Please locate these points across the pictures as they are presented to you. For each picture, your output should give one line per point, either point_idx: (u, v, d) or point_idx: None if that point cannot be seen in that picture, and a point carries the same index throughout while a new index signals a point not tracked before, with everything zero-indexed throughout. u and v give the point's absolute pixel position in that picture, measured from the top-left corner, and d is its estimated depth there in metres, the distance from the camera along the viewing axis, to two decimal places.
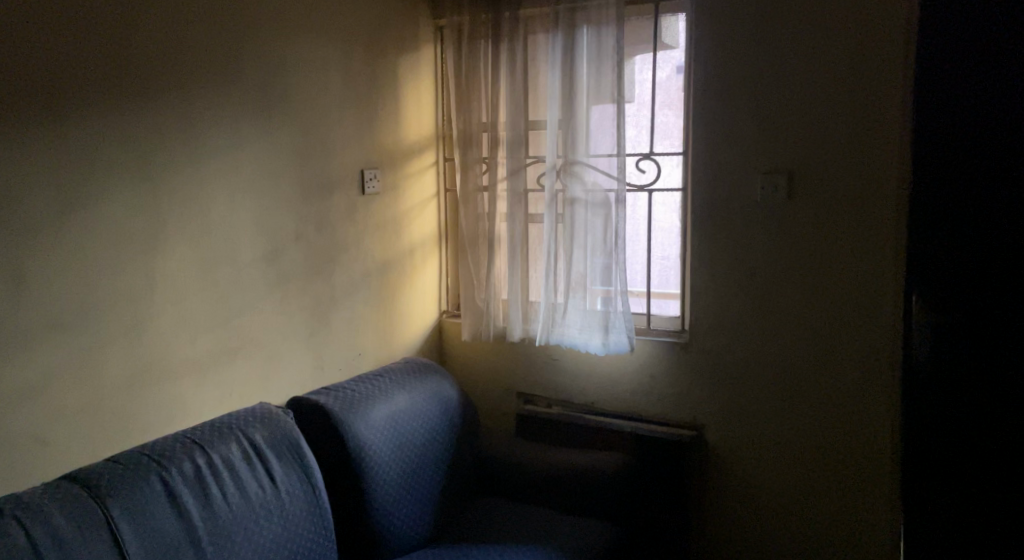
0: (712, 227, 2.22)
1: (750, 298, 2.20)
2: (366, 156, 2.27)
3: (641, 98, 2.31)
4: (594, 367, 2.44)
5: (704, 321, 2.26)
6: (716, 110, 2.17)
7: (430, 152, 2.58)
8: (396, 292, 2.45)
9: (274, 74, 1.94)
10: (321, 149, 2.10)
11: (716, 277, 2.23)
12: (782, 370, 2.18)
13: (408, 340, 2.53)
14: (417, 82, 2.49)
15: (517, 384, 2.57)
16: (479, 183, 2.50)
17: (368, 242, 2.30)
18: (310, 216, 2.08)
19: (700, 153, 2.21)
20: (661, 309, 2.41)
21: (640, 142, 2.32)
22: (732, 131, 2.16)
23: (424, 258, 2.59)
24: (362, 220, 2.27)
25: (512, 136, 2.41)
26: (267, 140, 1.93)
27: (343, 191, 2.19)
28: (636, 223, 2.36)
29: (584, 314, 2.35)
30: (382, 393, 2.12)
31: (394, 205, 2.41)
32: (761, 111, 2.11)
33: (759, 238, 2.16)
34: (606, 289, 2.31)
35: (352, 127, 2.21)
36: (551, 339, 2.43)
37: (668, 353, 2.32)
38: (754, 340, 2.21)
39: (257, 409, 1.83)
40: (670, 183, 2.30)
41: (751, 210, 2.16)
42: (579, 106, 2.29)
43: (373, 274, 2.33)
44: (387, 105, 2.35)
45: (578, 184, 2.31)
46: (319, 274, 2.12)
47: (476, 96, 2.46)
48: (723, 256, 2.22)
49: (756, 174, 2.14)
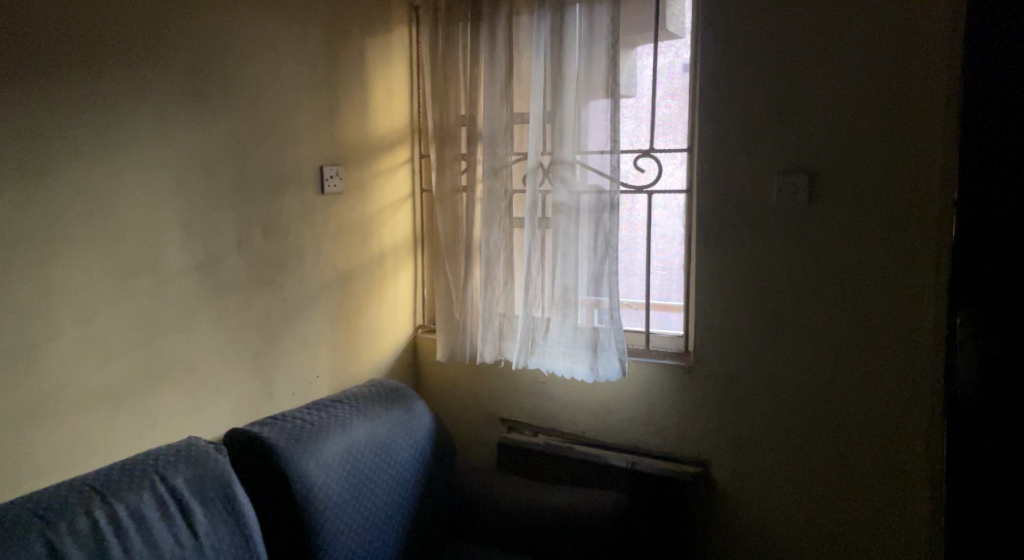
0: (721, 234, 1.93)
1: (763, 317, 1.91)
2: (326, 152, 2.01)
3: (639, 86, 2.03)
4: (585, 392, 2.15)
5: (711, 342, 1.97)
6: (726, 100, 1.89)
7: (405, 148, 2.31)
8: (362, 305, 2.17)
9: (209, 55, 1.67)
10: (269, 143, 1.83)
11: (724, 291, 1.95)
12: (798, 400, 1.89)
13: (375, 359, 2.25)
14: (388, 70, 2.21)
15: (498, 409, 2.29)
16: (458, 183, 2.24)
17: (327, 250, 2.03)
18: (256, 219, 1.81)
19: (706, 149, 1.92)
20: (661, 326, 2.13)
21: (640, 137, 2.04)
22: (745, 125, 1.87)
23: (397, 266, 2.32)
24: (321, 223, 2.00)
25: (493, 129, 2.14)
26: (201, 132, 1.66)
27: (298, 190, 1.92)
28: (634, 228, 2.07)
29: (572, 331, 2.09)
30: (337, 424, 1.84)
31: (361, 208, 2.14)
32: (779, 101, 1.83)
33: (775, 247, 1.87)
34: (595, 300, 2.04)
35: (308, 119, 1.94)
36: (535, 360, 2.16)
37: (669, 377, 2.04)
38: (768, 366, 1.92)
39: (183, 448, 1.56)
40: (672, 183, 2.02)
41: (765, 215, 1.87)
42: (567, 96, 2.02)
43: (333, 286, 2.06)
44: (352, 93, 2.08)
45: (566, 184, 2.04)
46: (266, 286, 1.85)
47: (453, 85, 2.20)
48: (732, 267, 1.93)
49: (771, 173, 1.85)
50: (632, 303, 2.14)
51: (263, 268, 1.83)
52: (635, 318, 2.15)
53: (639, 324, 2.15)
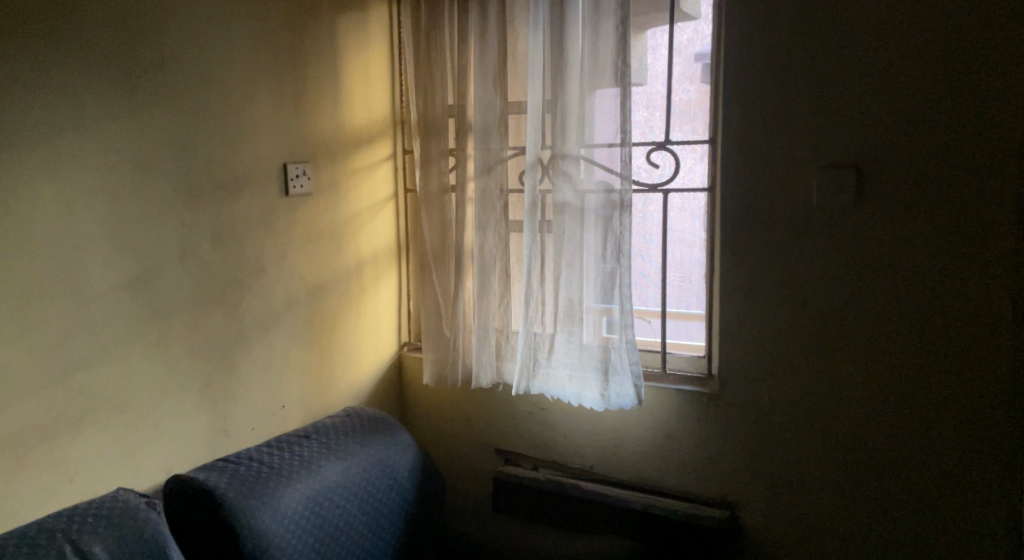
0: (749, 239, 1.65)
1: (800, 337, 1.63)
2: (290, 147, 1.74)
3: (652, 69, 1.74)
4: (592, 422, 1.88)
5: (739, 365, 1.69)
6: (756, 82, 1.60)
7: (386, 143, 2.04)
8: (336, 323, 1.90)
9: (140, 32, 1.40)
10: (220, 137, 1.56)
11: (753, 306, 1.67)
12: (842, 435, 1.61)
13: (353, 383, 1.98)
14: (363, 54, 1.94)
15: (493, 439, 2.02)
16: (445, 182, 1.97)
17: (293, 262, 1.76)
18: (204, 227, 1.54)
19: (731, 140, 1.64)
20: (679, 344, 1.85)
21: (654, 128, 1.75)
22: (778, 112, 1.59)
23: (378, 277, 2.04)
24: (285, 230, 1.73)
25: (485, 119, 1.86)
26: (132, 124, 1.39)
27: (257, 192, 1.66)
28: (648, 233, 1.79)
29: (578, 351, 1.81)
30: (302, 465, 1.58)
31: (334, 212, 1.87)
32: (819, 83, 1.54)
33: (813, 256, 1.59)
34: (605, 307, 1.76)
35: (269, 109, 1.68)
36: (535, 385, 1.88)
37: (689, 406, 1.76)
38: (806, 395, 1.64)
39: (107, 503, 1.29)
40: (691, 181, 1.74)
41: (802, 218, 1.59)
42: (569, 81, 1.74)
43: (301, 302, 1.79)
44: (320, 81, 1.81)
45: (568, 182, 1.77)
46: (219, 304, 1.58)
47: (438, 71, 1.93)
48: (762, 278, 1.65)
49: (809, 169, 1.57)
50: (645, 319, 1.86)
51: (215, 284, 1.57)
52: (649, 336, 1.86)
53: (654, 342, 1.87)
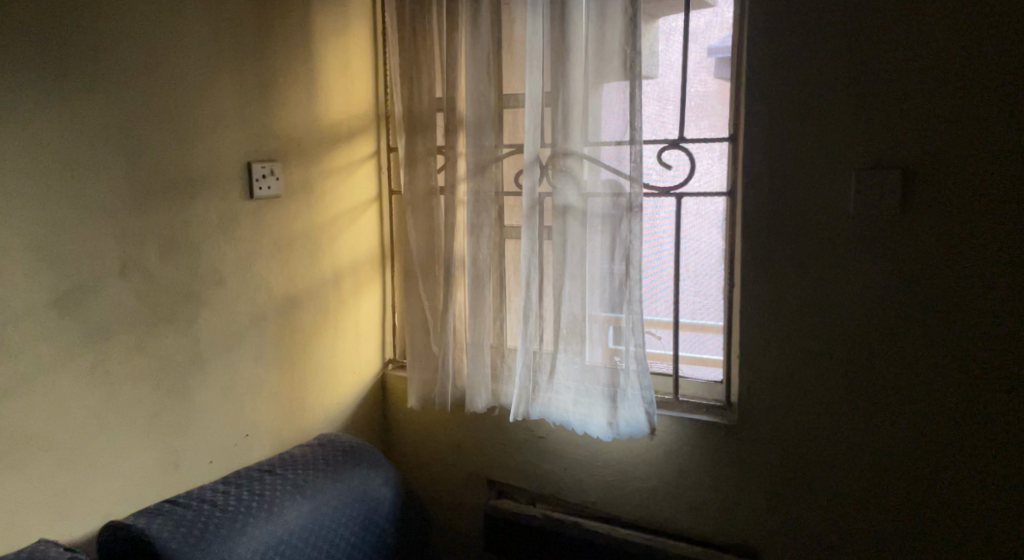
0: (774, 251, 1.43)
1: (833, 364, 1.41)
2: (255, 144, 1.54)
3: (665, 59, 1.53)
4: (595, 453, 1.67)
5: (762, 395, 1.48)
6: (784, 70, 1.38)
7: (368, 140, 1.85)
8: (309, 340, 1.71)
9: (74, 9, 1.21)
10: (170, 133, 1.37)
11: (781, 327, 1.45)
12: (882, 477, 1.40)
13: (330, 406, 1.79)
14: (341, 42, 1.75)
15: (485, 469, 1.82)
16: (433, 183, 1.77)
17: (259, 273, 1.57)
18: (150, 235, 1.35)
19: (755, 137, 1.42)
20: (692, 368, 1.63)
21: (668, 124, 1.54)
22: (810, 105, 1.37)
23: (359, 288, 1.85)
24: (249, 237, 1.54)
25: (476, 113, 1.66)
26: (61, 116, 1.20)
27: (215, 195, 1.46)
28: (659, 243, 1.59)
29: (582, 374, 1.61)
30: (262, 507, 1.39)
31: (307, 217, 1.68)
32: (861, 71, 1.32)
33: (849, 271, 1.37)
34: (610, 319, 1.56)
35: (230, 100, 1.48)
36: (534, 411, 1.68)
37: (705, 440, 1.55)
38: (839, 430, 1.43)
39: (23, 557, 1.11)
40: (709, 184, 1.53)
41: (836, 227, 1.37)
42: (573, 71, 1.54)
43: (269, 318, 1.60)
44: (291, 70, 1.62)
45: (571, 184, 1.57)
46: (168, 323, 1.39)
47: (425, 59, 1.73)
48: (789, 296, 1.43)
49: (846, 170, 1.35)
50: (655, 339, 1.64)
51: (163, 299, 1.38)
52: (660, 358, 1.65)
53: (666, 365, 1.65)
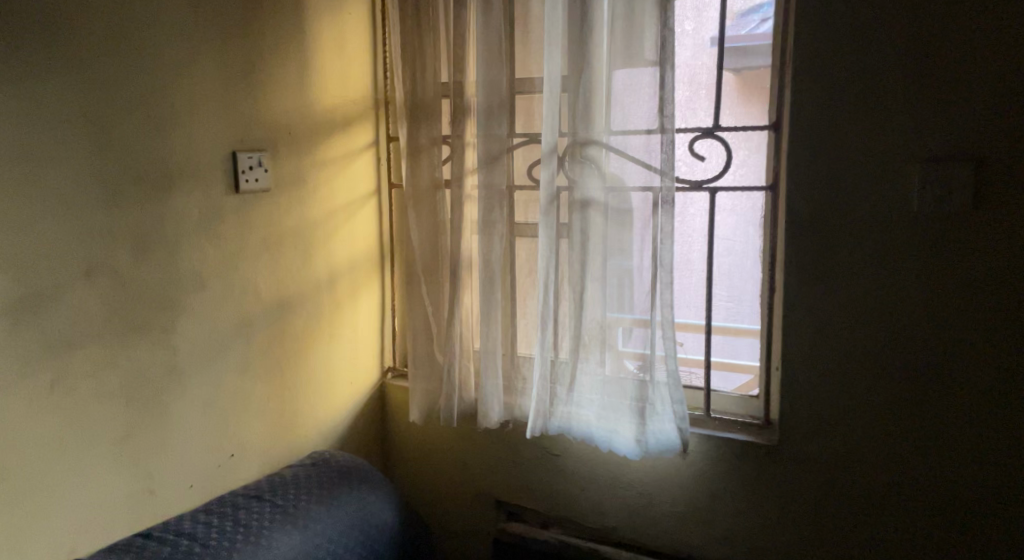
0: (824, 252, 1.28)
1: (888, 379, 1.27)
2: (241, 132, 1.38)
3: (694, 38, 1.37)
4: (617, 473, 1.52)
5: (807, 413, 1.33)
6: (837, 49, 1.23)
7: (366, 129, 1.69)
8: (301, 348, 1.55)
9: None
10: (144, 119, 1.21)
11: (830, 337, 1.30)
12: (944, 505, 1.25)
13: (324, 421, 1.63)
14: (337, 20, 1.59)
15: (494, 489, 1.67)
16: (438, 176, 1.61)
17: (246, 275, 1.41)
18: (121, 233, 1.19)
19: (802, 124, 1.26)
20: (724, 380, 1.49)
21: (701, 111, 1.39)
22: (867, 88, 1.21)
23: (356, 291, 1.69)
24: (235, 236, 1.38)
25: (487, 99, 1.50)
26: (15, 97, 1.04)
27: (196, 188, 1.30)
28: (689, 242, 1.43)
29: (605, 386, 1.46)
30: (248, 540, 1.24)
31: (299, 212, 1.52)
32: (925, 50, 1.17)
33: (910, 275, 1.22)
34: (638, 326, 1.42)
35: (212, 82, 1.32)
36: (551, 427, 1.52)
37: (741, 461, 1.40)
38: (895, 453, 1.28)
39: None
40: (747, 177, 1.38)
41: (895, 226, 1.22)
42: (596, 52, 1.38)
43: (257, 325, 1.44)
44: (280, 49, 1.46)
45: (595, 176, 1.42)
46: (143, 334, 1.23)
47: (429, 39, 1.57)
48: (839, 302, 1.28)
49: (907, 162, 1.20)
50: (685, 346, 1.48)
51: (137, 307, 1.22)
52: (690, 370, 1.50)
53: (697, 377, 1.50)
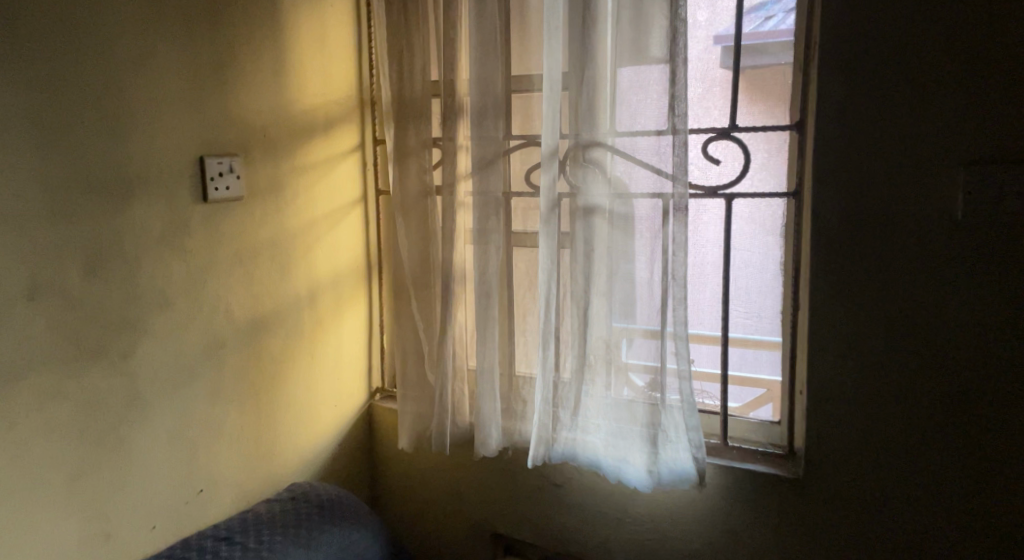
0: (855, 265, 1.16)
1: (928, 405, 1.14)
2: (211, 135, 1.25)
3: (708, 31, 1.24)
4: (626, 505, 1.39)
5: (836, 443, 1.21)
6: (869, 41, 1.10)
7: (350, 132, 1.57)
8: (280, 370, 1.42)
9: None
10: (99, 120, 1.08)
11: (861, 360, 1.17)
12: (992, 547, 1.12)
13: (306, 448, 1.50)
14: (317, 14, 1.46)
15: (491, 521, 1.54)
16: (428, 182, 1.49)
17: (215, 293, 1.28)
18: (72, 248, 1.06)
19: (829, 124, 1.14)
20: (740, 399, 1.35)
21: (715, 110, 1.26)
22: (903, 84, 1.09)
23: (340, 306, 1.57)
24: (204, 249, 1.25)
25: (481, 98, 1.38)
26: None
27: (159, 197, 1.17)
28: (702, 253, 1.31)
29: (613, 411, 1.34)
30: None
31: (276, 223, 1.39)
32: (969, 40, 1.04)
33: (951, 291, 1.10)
34: (648, 346, 1.29)
35: (177, 80, 1.19)
36: (553, 456, 1.40)
37: (762, 494, 1.27)
38: (936, 488, 1.15)
39: None
40: (767, 181, 1.26)
41: (934, 236, 1.10)
42: (601, 46, 1.26)
43: (229, 347, 1.31)
44: (254, 45, 1.33)
45: (600, 182, 1.30)
46: (99, 360, 1.10)
47: (417, 33, 1.44)
48: (871, 321, 1.16)
49: (950, 165, 1.08)
50: (698, 360, 1.36)
51: (92, 331, 1.09)
52: (703, 386, 1.37)
53: (710, 392, 1.37)
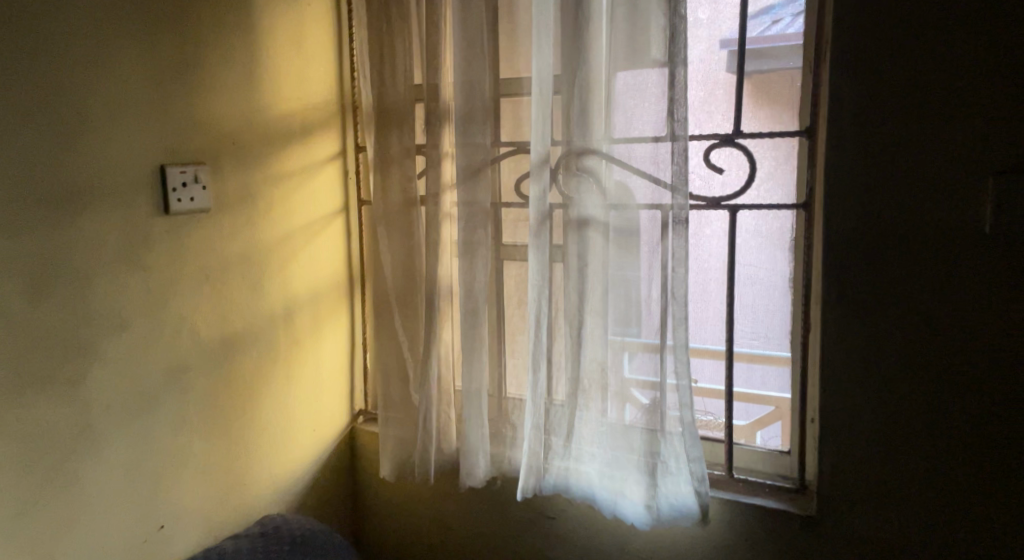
0: (872, 284, 1.06)
1: (954, 438, 1.04)
2: (175, 142, 1.16)
3: (710, 30, 1.16)
4: (624, 540, 1.29)
5: (852, 477, 1.11)
6: (887, 39, 1.01)
7: (330, 138, 1.47)
8: (253, 394, 1.33)
9: None
10: (46, 126, 0.99)
11: (879, 387, 1.08)
12: None
13: (282, 477, 1.40)
14: (293, 13, 1.38)
15: (481, 554, 1.44)
16: (412, 192, 1.39)
17: (179, 312, 1.18)
18: (14, 267, 0.96)
19: (843, 130, 1.05)
20: (748, 415, 1.25)
21: (718, 115, 1.17)
22: (924, 86, 1.00)
23: (319, 324, 1.47)
24: (167, 266, 1.16)
25: (467, 102, 1.29)
26: None
27: (115, 210, 1.08)
28: (705, 269, 1.22)
29: (609, 441, 1.24)
30: None
31: (248, 237, 1.30)
32: (996, 37, 0.95)
33: (979, 313, 1.00)
34: (646, 369, 1.19)
35: (136, 82, 1.10)
36: (545, 487, 1.30)
37: (771, 532, 1.18)
38: (964, 530, 1.04)
39: None
40: (774, 193, 1.16)
41: (960, 253, 1.00)
42: (595, 46, 1.17)
43: (194, 372, 1.21)
44: (223, 45, 1.24)
45: (593, 193, 1.20)
46: (46, 388, 1.01)
47: (400, 32, 1.35)
48: (890, 344, 1.06)
49: (976, 175, 0.98)
50: (700, 375, 1.26)
51: (36, 356, 0.99)
52: (705, 404, 1.27)
53: (712, 409, 1.27)
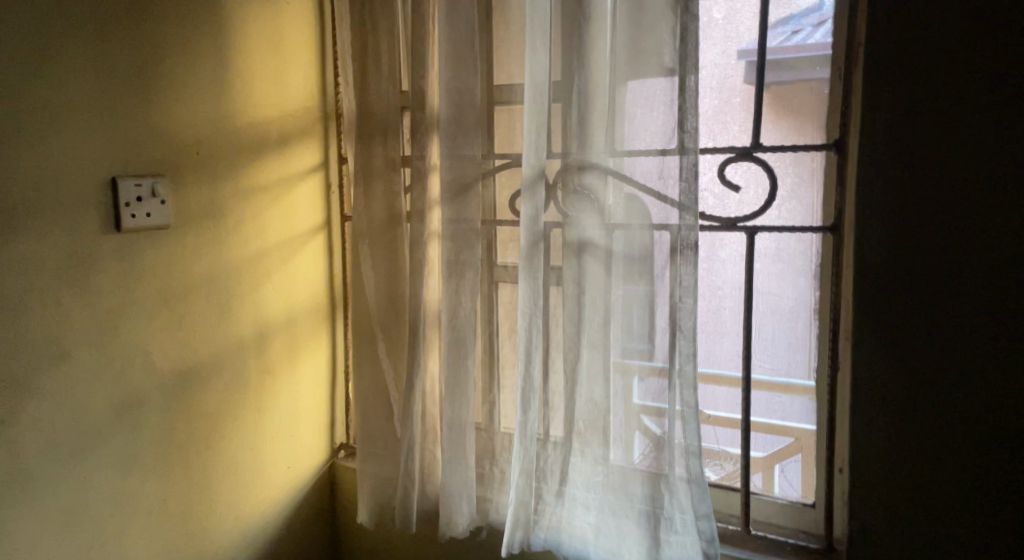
0: (911, 321, 0.92)
1: (1006, 504, 0.89)
2: (129, 154, 1.05)
3: (726, 31, 1.03)
4: None
5: (887, 543, 0.96)
6: (931, 41, 0.88)
7: (309, 150, 1.36)
8: (217, 430, 1.21)
9: None
10: None
11: (918, 439, 0.93)
12: None
13: (250, 519, 1.28)
14: (269, 14, 1.27)
15: None
16: (396, 209, 1.27)
17: (131, 341, 1.07)
18: None
19: (878, 144, 0.91)
20: (764, 447, 1.11)
21: (735, 125, 1.04)
22: (973, 95, 0.86)
23: (294, 350, 1.35)
24: (118, 291, 1.05)
25: (454, 111, 1.17)
26: None
27: (57, 229, 0.97)
28: (717, 299, 1.09)
29: (607, 491, 1.11)
30: None
31: (214, 258, 1.19)
32: None
33: None
34: (650, 411, 1.06)
35: (83, 86, 0.99)
36: (535, 541, 1.16)
37: None
38: None
39: None
40: (797, 213, 1.03)
41: (1012, 289, 0.87)
42: (596, 49, 1.05)
43: (148, 407, 1.09)
44: (188, 48, 1.13)
45: (592, 213, 1.07)
46: None
47: (384, 35, 1.24)
48: (931, 391, 0.92)
49: None
50: (713, 405, 1.12)
51: None
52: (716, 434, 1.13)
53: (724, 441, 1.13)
